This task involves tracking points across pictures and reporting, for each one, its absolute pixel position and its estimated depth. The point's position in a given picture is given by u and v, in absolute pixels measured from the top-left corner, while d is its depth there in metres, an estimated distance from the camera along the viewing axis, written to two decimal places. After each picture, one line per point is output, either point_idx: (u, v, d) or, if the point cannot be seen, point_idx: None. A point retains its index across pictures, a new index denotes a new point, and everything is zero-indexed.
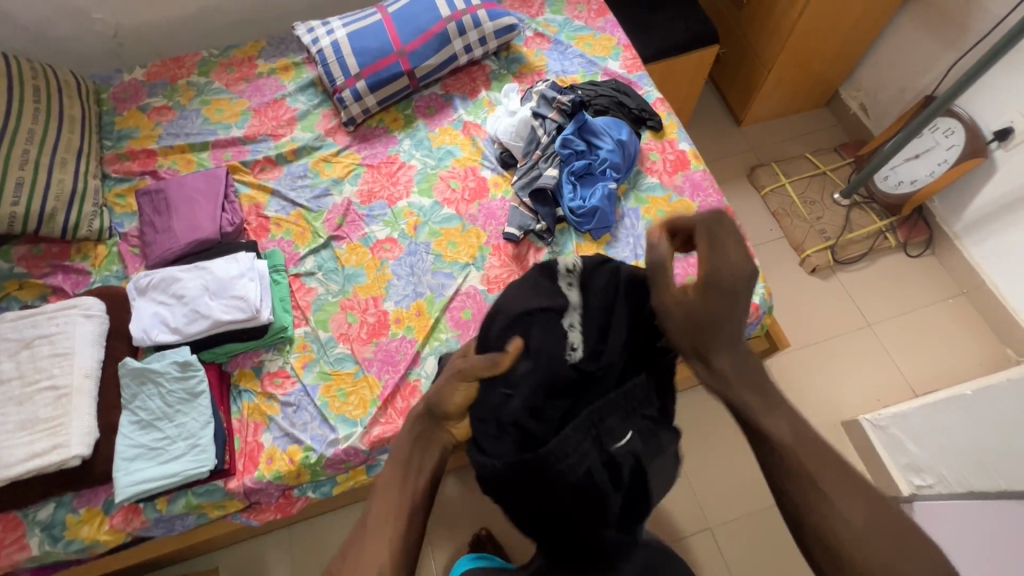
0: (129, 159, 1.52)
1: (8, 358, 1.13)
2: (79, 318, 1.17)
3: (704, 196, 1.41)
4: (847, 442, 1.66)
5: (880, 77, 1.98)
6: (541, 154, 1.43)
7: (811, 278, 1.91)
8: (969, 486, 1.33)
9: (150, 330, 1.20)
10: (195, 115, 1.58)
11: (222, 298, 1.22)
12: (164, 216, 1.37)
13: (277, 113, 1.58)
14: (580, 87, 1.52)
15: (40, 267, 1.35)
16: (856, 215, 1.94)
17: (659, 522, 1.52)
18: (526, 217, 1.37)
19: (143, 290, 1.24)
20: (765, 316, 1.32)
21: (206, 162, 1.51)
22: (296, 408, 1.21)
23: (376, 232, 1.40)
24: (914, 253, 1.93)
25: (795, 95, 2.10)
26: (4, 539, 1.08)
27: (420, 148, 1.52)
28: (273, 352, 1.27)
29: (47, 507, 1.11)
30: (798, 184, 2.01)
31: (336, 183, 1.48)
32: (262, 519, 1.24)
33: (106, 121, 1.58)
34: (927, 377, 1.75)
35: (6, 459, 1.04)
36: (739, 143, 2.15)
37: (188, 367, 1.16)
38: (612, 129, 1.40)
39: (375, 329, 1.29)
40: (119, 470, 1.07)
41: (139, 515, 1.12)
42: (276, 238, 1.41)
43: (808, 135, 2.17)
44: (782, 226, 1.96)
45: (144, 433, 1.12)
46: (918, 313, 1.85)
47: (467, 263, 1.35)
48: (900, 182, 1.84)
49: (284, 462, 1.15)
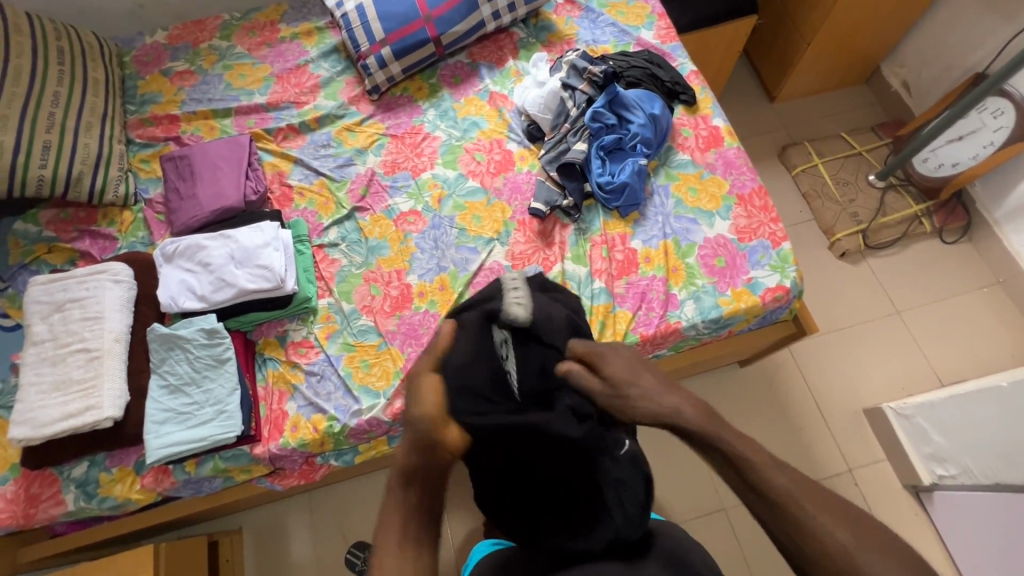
0: (152, 124, 1.50)
1: (41, 320, 1.15)
2: (108, 283, 1.18)
3: (737, 174, 1.36)
4: (869, 429, 1.64)
5: (925, 52, 1.89)
6: (569, 128, 1.39)
7: (840, 263, 1.86)
8: (994, 478, 1.31)
9: (177, 297, 1.21)
10: (217, 80, 1.55)
11: (247, 267, 1.22)
12: (189, 182, 1.37)
13: (300, 79, 1.55)
14: (611, 58, 1.47)
15: (68, 231, 1.37)
16: (892, 199, 1.87)
17: (673, 502, 1.53)
18: (552, 192, 1.34)
19: (170, 256, 1.25)
20: (795, 300, 1.29)
21: (229, 129, 1.50)
22: (320, 377, 1.22)
23: (400, 205, 1.38)
24: (949, 239, 1.87)
25: (833, 71, 2.01)
26: (42, 494, 1.13)
27: (445, 119, 1.48)
28: (298, 321, 1.28)
29: (81, 465, 1.14)
30: (832, 165, 1.94)
31: (359, 153, 1.46)
32: (285, 485, 1.26)
33: (128, 85, 1.56)
34: (956, 368, 1.71)
35: (43, 418, 1.07)
36: (772, 121, 2.08)
37: (215, 335, 1.17)
38: (644, 102, 1.36)
39: (398, 302, 1.28)
40: (150, 432, 1.10)
41: (169, 476, 1.15)
42: (300, 208, 1.40)
43: (844, 113, 2.08)
44: (813, 209, 1.91)
45: (173, 398, 1.14)
46: (949, 302, 1.80)
47: (492, 238, 1.33)
48: (940, 165, 1.77)
49: (309, 431, 1.16)
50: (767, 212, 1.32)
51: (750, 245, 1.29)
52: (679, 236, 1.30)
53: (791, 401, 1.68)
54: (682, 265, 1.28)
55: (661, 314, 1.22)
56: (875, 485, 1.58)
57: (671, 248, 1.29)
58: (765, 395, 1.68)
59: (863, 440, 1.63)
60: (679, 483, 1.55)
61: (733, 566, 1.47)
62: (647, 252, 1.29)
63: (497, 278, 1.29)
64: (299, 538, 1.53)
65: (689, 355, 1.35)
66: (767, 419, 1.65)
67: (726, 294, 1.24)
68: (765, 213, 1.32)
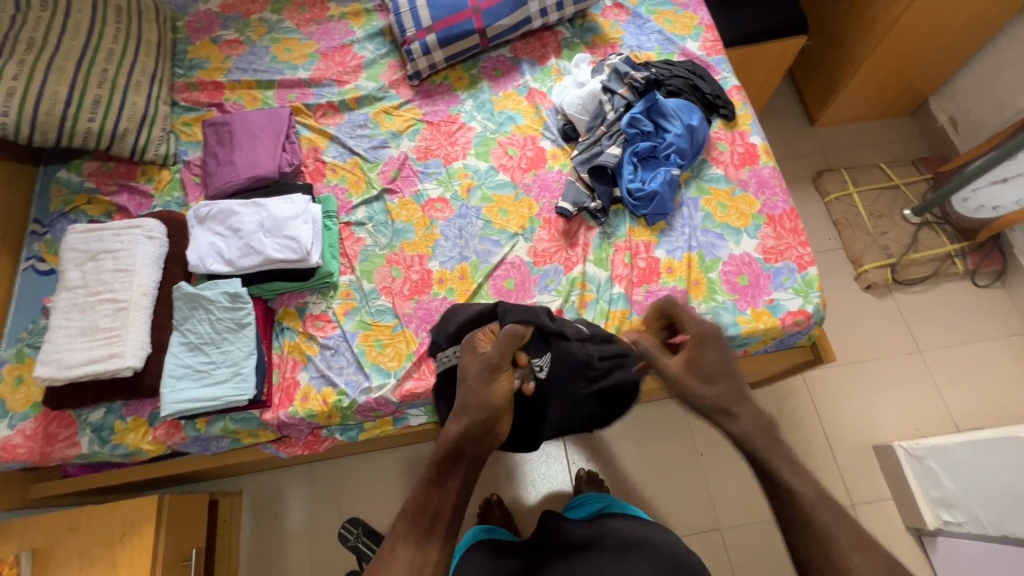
0: (198, 89, 1.54)
1: (75, 267, 1.19)
2: (141, 239, 1.22)
3: (770, 194, 1.35)
4: (876, 466, 1.62)
5: (977, 89, 1.83)
6: (605, 131, 1.39)
7: (865, 294, 1.82)
8: (1003, 530, 1.28)
9: (205, 259, 1.24)
10: (264, 52, 1.59)
11: (275, 236, 1.24)
12: (227, 148, 1.40)
13: (344, 58, 1.58)
14: (655, 65, 1.46)
15: (108, 184, 1.41)
16: (926, 235, 1.84)
17: (668, 518, 1.52)
18: (581, 194, 1.34)
19: (202, 219, 1.28)
20: (816, 326, 1.27)
21: (271, 101, 1.52)
22: (334, 351, 1.24)
23: (429, 190, 1.40)
24: (981, 282, 1.82)
25: (878, 100, 1.97)
26: (58, 434, 1.17)
27: (482, 110, 1.49)
28: (318, 295, 1.30)
29: (98, 411, 1.18)
30: (867, 195, 1.91)
31: (394, 136, 1.47)
32: (289, 453, 1.28)
33: (178, 49, 1.60)
34: (974, 414, 1.67)
35: (68, 361, 1.11)
36: (810, 145, 2.04)
37: (237, 299, 1.20)
38: (683, 113, 1.35)
39: (417, 286, 1.29)
40: (167, 386, 1.13)
41: (180, 431, 1.18)
42: (331, 184, 1.42)
43: (885, 144, 2.04)
44: (842, 237, 1.87)
45: (192, 355, 1.16)
46: (972, 346, 1.75)
47: (516, 233, 1.33)
48: (980, 207, 1.72)
49: (318, 402, 1.19)
50: (796, 235, 1.30)
51: (775, 266, 1.27)
52: (704, 250, 1.30)
53: (800, 429, 1.65)
54: (704, 279, 1.27)
55: None
56: (877, 524, 1.55)
57: (694, 261, 1.28)
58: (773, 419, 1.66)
59: (869, 477, 1.60)
60: (675, 496, 1.54)
61: None
62: (670, 262, 1.29)
63: (518, 273, 1.30)
64: (295, 507, 1.56)
65: None
66: None
67: (746, 313, 1.23)
68: (794, 236, 1.30)
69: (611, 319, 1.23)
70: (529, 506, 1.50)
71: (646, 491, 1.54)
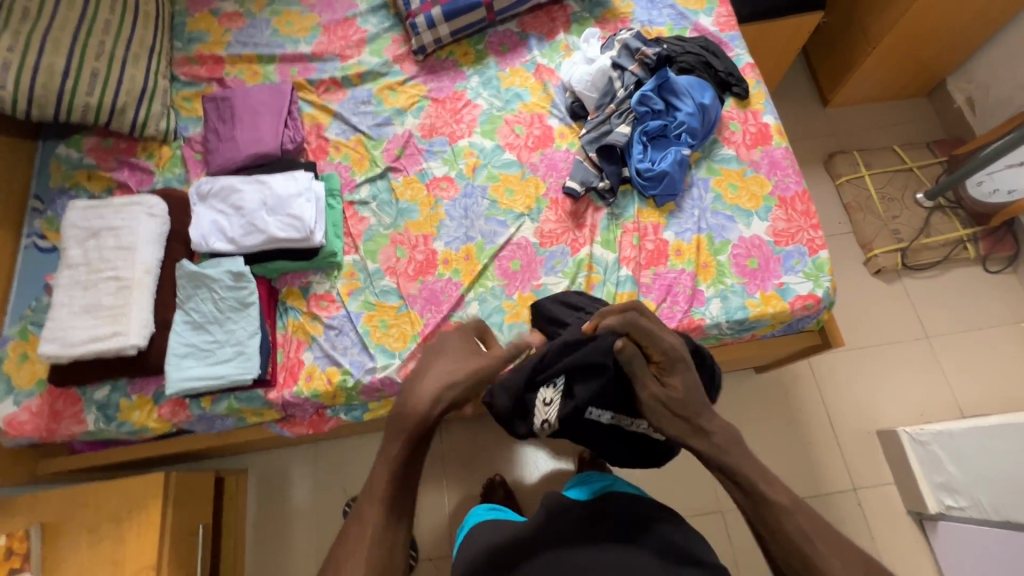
0: (197, 63, 1.50)
1: (77, 245, 1.18)
2: (143, 216, 1.20)
3: (782, 175, 1.32)
4: (879, 451, 1.62)
5: (997, 69, 1.78)
6: (614, 109, 1.35)
7: (873, 279, 1.80)
8: (1007, 515, 1.28)
9: (207, 237, 1.22)
10: (265, 25, 1.55)
11: (278, 214, 1.22)
12: (229, 124, 1.37)
13: (347, 32, 1.53)
14: (666, 41, 1.42)
15: (108, 161, 1.39)
16: (937, 220, 1.81)
17: (670, 500, 1.53)
18: (589, 173, 1.31)
19: (205, 196, 1.26)
20: (825, 311, 1.25)
21: (272, 76, 1.49)
22: (338, 332, 1.23)
23: (434, 169, 1.37)
24: (993, 268, 1.79)
25: (894, 80, 1.91)
26: (64, 412, 1.17)
27: (488, 87, 1.46)
28: (322, 275, 1.29)
29: (103, 389, 1.18)
30: (879, 178, 1.87)
31: (398, 113, 1.44)
32: (294, 432, 1.29)
33: (177, 21, 1.56)
34: (980, 401, 1.66)
35: (72, 339, 1.10)
36: (822, 126, 2.00)
37: (241, 278, 1.18)
38: (695, 91, 1.32)
39: (422, 267, 1.28)
40: (171, 365, 1.12)
41: (185, 410, 1.18)
42: (334, 162, 1.40)
43: (899, 126, 1.99)
44: (852, 221, 1.85)
45: (196, 334, 1.16)
46: (981, 332, 1.73)
47: (522, 213, 1.31)
48: (994, 191, 1.69)
49: (322, 382, 1.18)
50: (808, 218, 1.28)
51: (786, 249, 1.25)
52: (714, 232, 1.27)
53: (804, 414, 1.65)
54: (713, 262, 1.25)
55: (685, 308, 1.20)
56: (878, 508, 1.55)
57: (703, 243, 1.26)
58: (777, 404, 1.66)
59: (872, 461, 1.60)
60: (678, 478, 1.54)
61: None
62: (679, 245, 1.27)
63: (524, 254, 1.28)
64: (301, 485, 1.58)
65: (709, 354, 1.32)
66: (776, 428, 1.63)
67: (754, 297, 1.21)
68: (806, 219, 1.28)
69: (618, 302, 1.22)
70: (532, 487, 1.51)
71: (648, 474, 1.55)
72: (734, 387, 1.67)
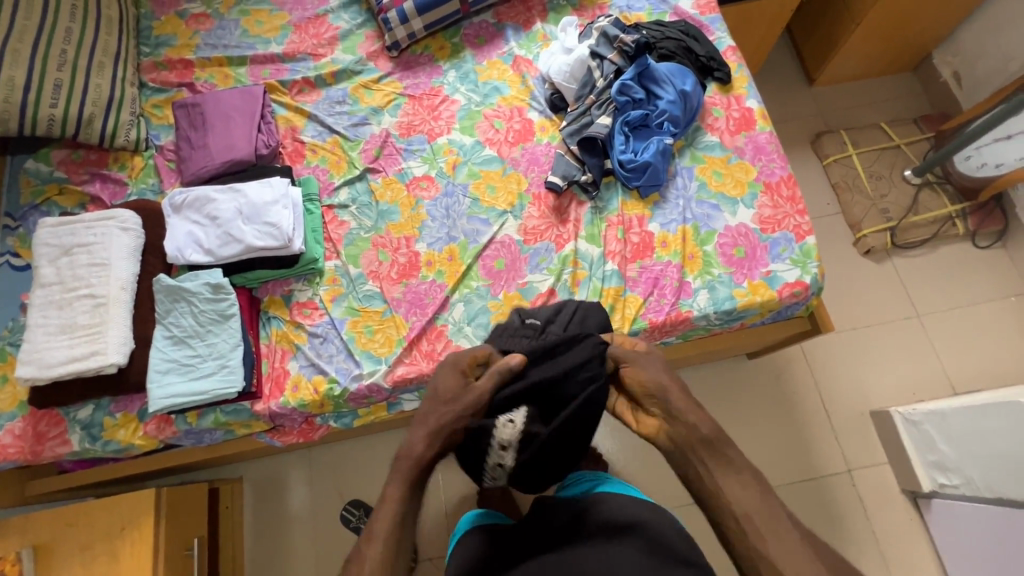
0: (166, 68, 1.46)
1: (49, 263, 1.15)
2: (116, 231, 1.17)
3: (767, 160, 1.29)
4: (873, 431, 1.62)
5: (983, 42, 1.75)
6: (594, 100, 1.32)
7: (863, 259, 1.79)
8: (999, 492, 1.29)
9: (184, 250, 1.20)
10: (233, 26, 1.50)
11: (254, 223, 1.20)
12: (200, 131, 1.34)
13: (318, 30, 1.49)
14: (646, 27, 1.39)
15: (79, 174, 1.35)
16: (926, 196, 1.79)
17: (667, 490, 1.52)
18: (571, 167, 1.29)
19: (178, 207, 1.23)
20: (813, 297, 1.24)
21: (243, 78, 1.45)
22: (323, 339, 1.21)
23: (413, 168, 1.34)
24: (982, 244, 1.79)
25: (879, 56, 1.88)
26: (48, 433, 1.15)
27: (466, 81, 1.42)
28: (303, 282, 1.26)
29: (86, 408, 1.16)
30: (866, 157, 1.86)
31: (375, 112, 1.41)
32: (285, 442, 1.27)
33: (143, 25, 1.51)
34: (971, 377, 1.66)
35: (50, 360, 1.08)
36: (808, 106, 1.97)
37: (220, 290, 1.16)
38: (676, 77, 1.29)
39: (405, 270, 1.26)
40: (153, 382, 1.11)
41: (171, 425, 1.16)
42: (311, 165, 1.37)
43: (885, 103, 1.97)
44: (841, 201, 1.83)
45: (177, 349, 1.14)
46: (971, 308, 1.73)
47: (505, 211, 1.29)
48: (982, 165, 1.67)
49: (309, 391, 1.17)
50: (794, 203, 1.26)
51: (772, 237, 1.23)
52: (699, 222, 1.26)
53: (797, 398, 1.65)
54: (700, 253, 1.23)
55: (672, 301, 1.19)
56: (873, 488, 1.56)
57: (689, 234, 1.24)
58: (770, 389, 1.65)
59: (866, 441, 1.61)
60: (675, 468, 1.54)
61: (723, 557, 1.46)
62: (664, 236, 1.25)
63: (508, 252, 1.26)
64: (297, 491, 1.57)
65: (699, 344, 1.31)
66: (769, 413, 1.63)
67: (742, 286, 1.20)
68: (792, 204, 1.26)
69: (605, 297, 1.20)
70: None
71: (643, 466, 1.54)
72: (727, 374, 1.67)
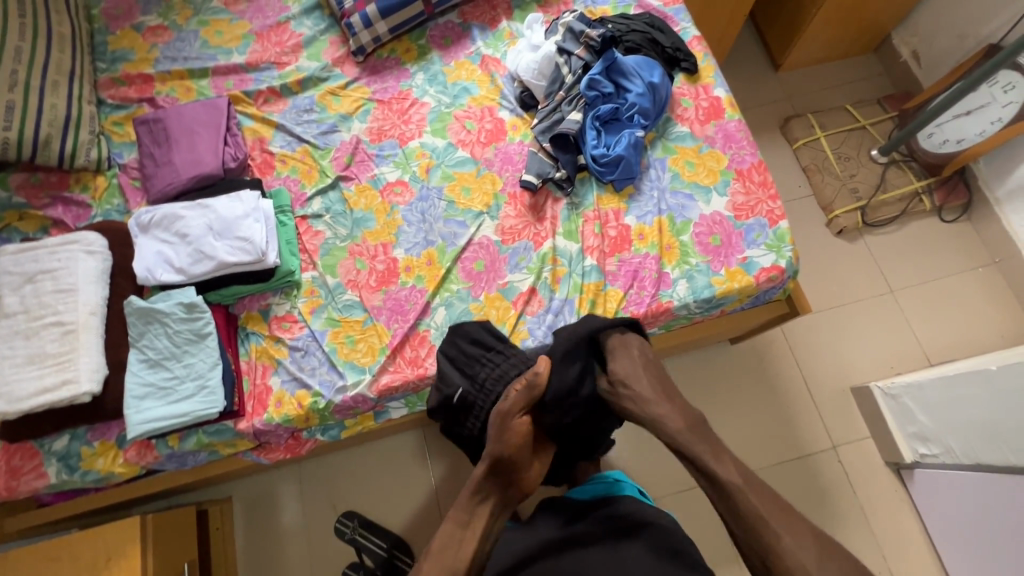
0: (124, 84, 1.42)
1: (13, 292, 1.11)
2: (81, 254, 1.14)
3: (737, 148, 1.31)
4: (855, 407, 1.66)
5: (939, 21, 1.80)
6: (564, 96, 1.32)
7: (837, 240, 1.83)
8: (977, 458, 1.33)
9: (154, 270, 1.17)
10: (192, 37, 1.47)
11: (226, 238, 1.17)
12: (164, 147, 1.31)
13: (281, 37, 1.46)
14: (611, 20, 1.40)
15: (39, 197, 1.31)
16: (893, 174, 1.83)
17: (660, 480, 1.53)
18: (545, 164, 1.29)
19: (145, 226, 1.20)
20: (790, 280, 1.26)
21: (206, 90, 1.42)
22: (304, 352, 1.20)
23: (386, 174, 1.33)
24: (948, 218, 1.84)
25: (841, 39, 1.92)
26: (23, 467, 1.12)
27: (434, 83, 1.41)
28: (281, 296, 1.24)
29: (62, 439, 1.13)
30: (834, 139, 1.89)
31: (343, 119, 1.39)
32: (271, 458, 1.25)
33: (97, 40, 1.47)
34: (945, 348, 1.71)
35: (19, 393, 1.04)
36: (776, 91, 2.00)
37: (194, 309, 1.14)
38: (643, 70, 1.30)
39: (384, 276, 1.25)
40: (130, 408, 1.08)
41: (152, 450, 1.14)
42: (282, 176, 1.34)
43: (849, 84, 2.01)
44: (812, 183, 1.87)
45: (153, 372, 1.11)
46: (942, 281, 1.78)
47: (481, 211, 1.28)
48: (945, 141, 1.72)
49: (293, 406, 1.15)
50: (766, 188, 1.28)
51: (746, 223, 1.25)
52: (675, 212, 1.27)
53: (780, 379, 1.68)
54: (677, 243, 1.24)
55: (653, 293, 1.20)
56: (859, 463, 1.59)
57: (665, 225, 1.25)
58: (754, 372, 1.68)
59: (849, 418, 1.64)
60: (667, 457, 1.54)
61: (717, 541, 1.47)
62: (641, 229, 1.26)
63: (487, 253, 1.25)
64: (289, 507, 1.55)
65: (680, 333, 1.32)
66: (754, 395, 1.66)
67: (720, 273, 1.21)
68: (764, 190, 1.28)
69: (586, 293, 1.21)
70: None
71: (634, 457, 1.54)
72: (712, 360, 1.69)
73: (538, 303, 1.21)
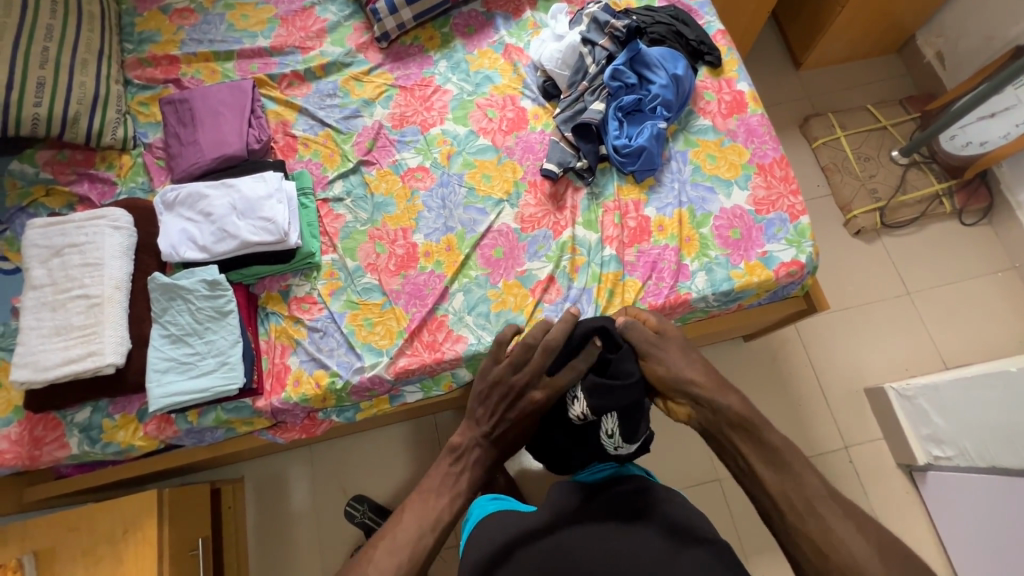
0: (151, 65, 1.44)
1: (40, 264, 1.13)
2: (107, 230, 1.15)
3: (759, 142, 1.30)
4: (869, 408, 1.65)
5: (965, 22, 1.78)
6: (587, 86, 1.32)
7: (855, 240, 1.82)
8: (992, 461, 1.32)
9: (178, 247, 1.18)
10: (218, 20, 1.48)
11: (250, 218, 1.18)
12: (190, 128, 1.32)
13: (306, 22, 1.47)
14: (635, 12, 1.40)
15: (66, 174, 1.32)
16: (914, 176, 1.82)
17: (670, 474, 1.53)
18: (566, 153, 1.29)
19: (170, 205, 1.21)
20: (809, 275, 1.25)
21: (231, 73, 1.43)
22: (323, 333, 1.21)
23: (407, 160, 1.34)
24: (969, 221, 1.82)
25: (864, 38, 1.90)
26: (46, 437, 1.14)
27: (457, 71, 1.42)
28: (301, 277, 1.26)
29: (84, 411, 1.15)
30: (854, 139, 1.88)
31: (366, 105, 1.40)
32: (287, 438, 1.26)
33: (126, 22, 1.48)
34: (962, 352, 1.69)
35: (45, 362, 1.06)
36: (796, 89, 1.99)
37: (217, 286, 1.15)
38: (667, 62, 1.29)
39: (403, 261, 1.25)
40: (152, 381, 1.09)
41: (171, 425, 1.15)
42: (304, 159, 1.35)
43: (871, 85, 1.99)
44: (831, 183, 1.85)
45: (175, 347, 1.12)
46: (961, 284, 1.76)
47: (501, 199, 1.29)
48: (967, 143, 1.70)
49: (311, 386, 1.16)
50: (787, 183, 1.27)
51: (767, 218, 1.24)
52: (695, 205, 1.26)
53: (794, 379, 1.67)
54: (696, 235, 1.24)
55: (671, 284, 1.20)
56: (870, 463, 1.59)
57: (686, 217, 1.25)
58: (767, 370, 1.68)
59: (862, 418, 1.63)
60: (677, 451, 1.55)
61: (726, 537, 1.47)
62: (661, 220, 1.26)
63: (506, 240, 1.26)
64: (300, 489, 1.56)
65: (697, 327, 1.31)
66: (767, 394, 1.65)
67: (739, 267, 1.21)
68: (785, 185, 1.27)
69: (604, 282, 1.21)
70: (534, 474, 1.49)
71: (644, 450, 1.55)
72: (725, 358, 1.69)
73: (556, 291, 1.21)
